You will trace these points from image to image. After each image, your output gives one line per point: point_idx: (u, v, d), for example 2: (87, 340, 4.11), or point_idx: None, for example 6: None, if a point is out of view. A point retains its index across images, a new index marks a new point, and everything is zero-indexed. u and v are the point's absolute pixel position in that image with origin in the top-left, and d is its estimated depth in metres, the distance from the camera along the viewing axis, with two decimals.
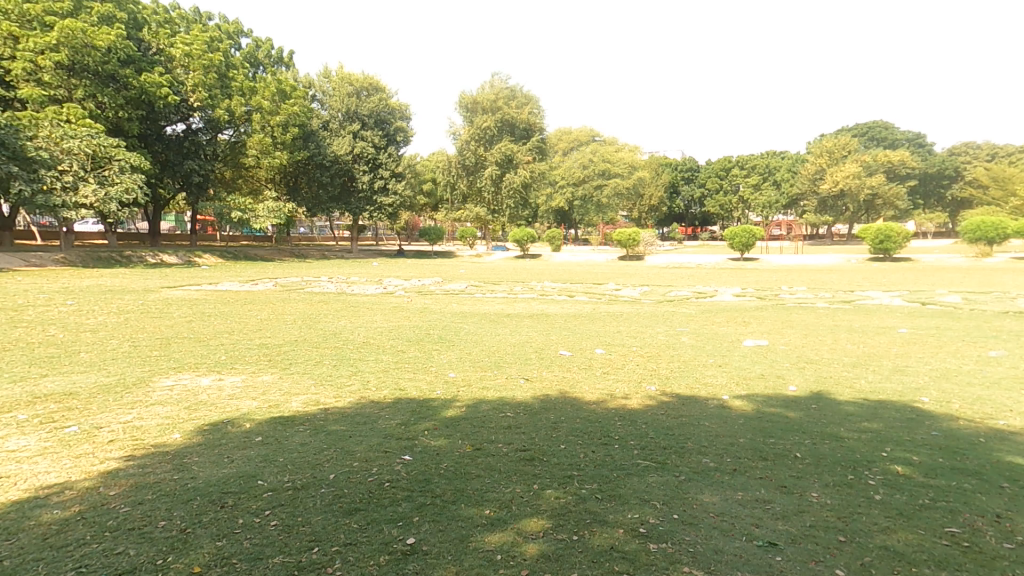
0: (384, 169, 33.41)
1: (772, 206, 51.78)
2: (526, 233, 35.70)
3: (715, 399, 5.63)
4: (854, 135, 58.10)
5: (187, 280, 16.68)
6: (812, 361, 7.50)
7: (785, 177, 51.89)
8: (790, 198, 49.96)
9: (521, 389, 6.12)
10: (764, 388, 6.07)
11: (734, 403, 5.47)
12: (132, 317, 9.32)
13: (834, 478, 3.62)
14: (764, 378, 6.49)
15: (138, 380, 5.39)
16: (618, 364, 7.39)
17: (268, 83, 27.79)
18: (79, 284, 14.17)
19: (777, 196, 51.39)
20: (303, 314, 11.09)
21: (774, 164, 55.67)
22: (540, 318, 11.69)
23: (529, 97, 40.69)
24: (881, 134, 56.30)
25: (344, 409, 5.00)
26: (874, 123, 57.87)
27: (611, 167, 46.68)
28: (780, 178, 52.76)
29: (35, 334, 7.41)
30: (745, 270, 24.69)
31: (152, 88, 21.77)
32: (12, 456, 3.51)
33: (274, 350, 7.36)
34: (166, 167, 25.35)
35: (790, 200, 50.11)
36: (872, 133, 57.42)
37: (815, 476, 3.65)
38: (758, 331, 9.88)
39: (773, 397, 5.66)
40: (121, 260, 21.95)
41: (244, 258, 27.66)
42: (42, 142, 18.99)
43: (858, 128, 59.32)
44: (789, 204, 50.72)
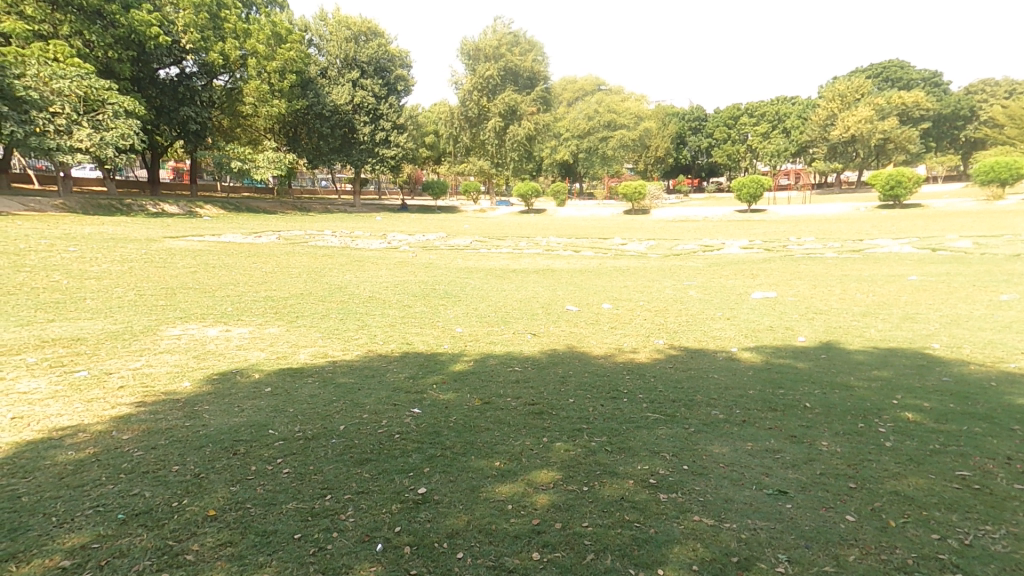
0: (385, 120, 32.53)
1: (781, 155, 50.47)
2: (530, 187, 35.15)
3: (723, 352, 5.63)
4: (869, 76, 55.90)
5: (190, 231, 16.58)
6: (821, 311, 7.44)
7: (795, 124, 50.39)
8: (800, 146, 48.59)
9: (528, 344, 6.12)
10: (772, 340, 6.04)
11: (742, 356, 5.45)
12: (136, 266, 9.28)
13: (844, 427, 3.61)
14: (773, 331, 6.46)
15: (145, 329, 5.39)
16: (626, 319, 7.36)
17: (263, 26, 26.72)
18: (83, 232, 14.07)
19: (786, 144, 50.04)
20: (308, 268, 11.03)
21: (784, 111, 53.85)
22: (546, 273, 11.59)
23: (533, 43, 39.06)
24: (896, 74, 54.06)
25: (352, 361, 5.03)
26: (890, 63, 55.53)
27: (617, 118, 45.22)
28: (790, 126, 51.25)
29: (40, 279, 7.39)
30: (753, 223, 24.38)
31: (141, 26, 21.18)
32: (24, 397, 3.52)
33: (280, 303, 7.35)
34: (162, 113, 24.72)
35: (799, 148, 48.83)
36: (886, 74, 55.24)
37: (826, 426, 3.64)
38: (765, 284, 9.79)
39: (782, 349, 5.64)
40: (122, 209, 21.77)
41: (246, 210, 27.39)
42: (31, 81, 18.12)
43: (873, 68, 56.93)
44: (799, 152, 49.36)
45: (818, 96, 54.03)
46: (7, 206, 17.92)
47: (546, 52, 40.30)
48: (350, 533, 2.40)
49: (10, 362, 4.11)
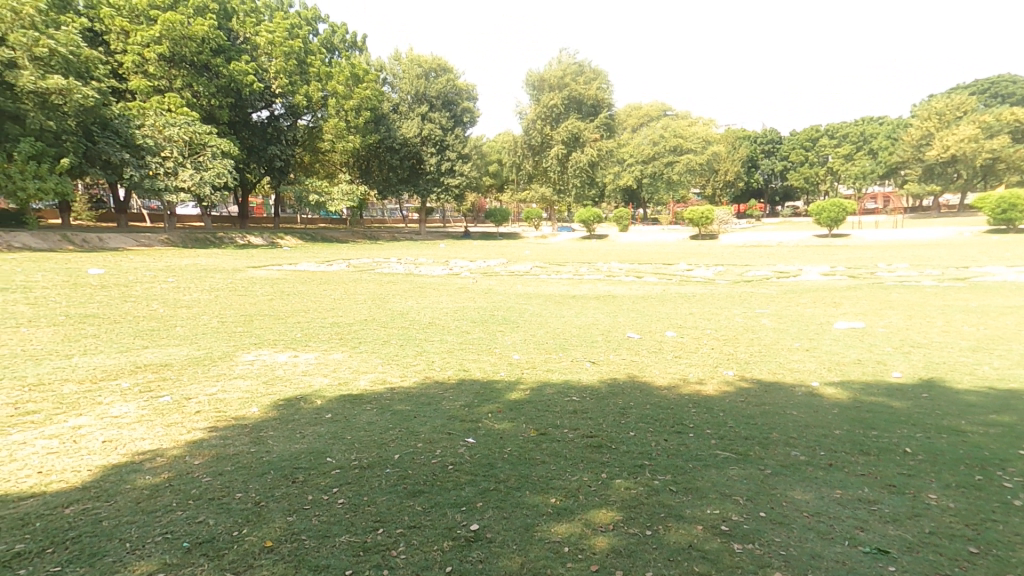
0: (451, 150, 33.68)
1: (867, 176, 47.36)
2: (592, 213, 34.97)
3: (802, 386, 5.17)
4: (972, 93, 52.00)
5: (270, 260, 17.78)
6: (919, 345, 6.73)
7: (883, 145, 47.44)
8: (889, 168, 45.45)
9: (587, 373, 5.91)
10: (861, 374, 5.48)
11: (825, 392, 4.97)
12: (221, 294, 10.00)
13: (956, 479, 3.16)
14: (861, 364, 5.89)
15: (223, 355, 5.71)
16: (691, 348, 6.98)
17: (343, 68, 28.75)
18: (180, 262, 15.46)
19: (873, 166, 47.08)
20: (373, 295, 11.42)
21: (870, 131, 50.99)
22: (606, 299, 11.34)
23: (598, 72, 39.16)
24: (1008, 89, 50.22)
25: (409, 389, 5.04)
26: (1000, 77, 51.92)
27: (684, 142, 44.36)
28: (878, 146, 48.27)
29: (140, 308, 8.10)
30: (833, 248, 22.82)
31: (240, 75, 23.40)
32: (115, 420, 3.76)
33: (345, 329, 7.61)
34: (252, 152, 26.85)
35: (889, 170, 45.75)
36: (994, 90, 51.33)
37: (933, 476, 3.20)
38: (849, 313, 9.03)
39: (873, 386, 5.10)
40: (215, 241, 23.75)
41: (321, 239, 29.13)
42: (149, 130, 20.92)
43: (978, 85, 53.12)
44: (887, 175, 46.14)
45: (909, 116, 50.71)
46: (122, 240, 20.09)
47: (611, 80, 40.27)
48: (401, 572, 2.33)
49: (108, 386, 4.43)
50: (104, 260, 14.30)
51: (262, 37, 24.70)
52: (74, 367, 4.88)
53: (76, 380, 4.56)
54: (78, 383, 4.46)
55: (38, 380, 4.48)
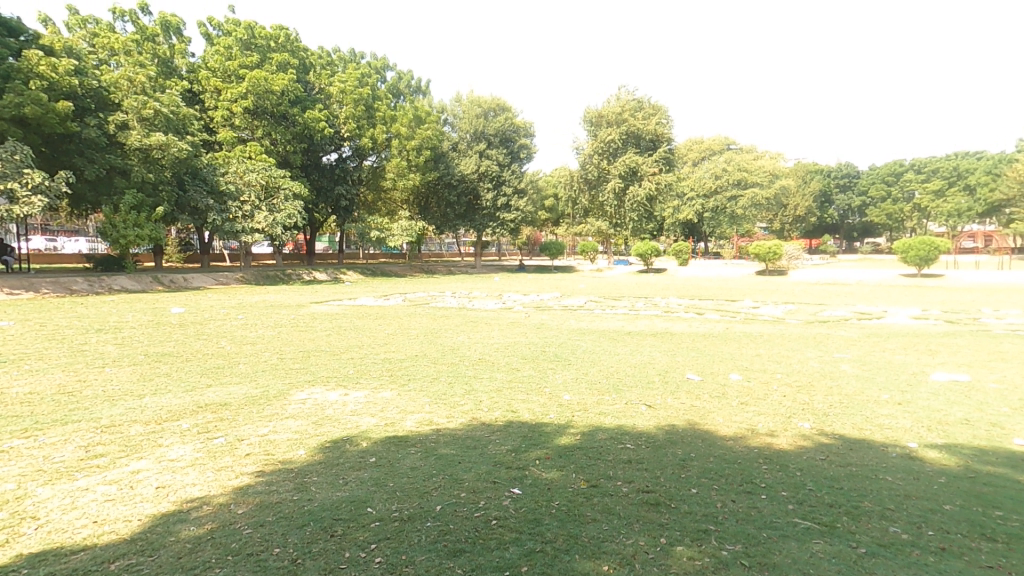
0: (508, 185, 34.24)
1: (962, 214, 43.53)
2: (650, 247, 34.25)
3: (897, 447, 4.62)
4: None
5: (333, 295, 18.49)
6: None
7: (981, 181, 43.94)
8: (990, 205, 41.72)
9: (643, 417, 5.54)
10: (972, 438, 4.82)
11: (927, 456, 4.43)
12: (283, 330, 10.37)
13: None
14: (969, 425, 5.20)
15: (278, 393, 5.81)
16: (759, 394, 6.45)
17: (407, 112, 30.25)
18: (250, 299, 16.37)
19: (968, 202, 43.63)
20: (426, 330, 11.52)
21: (966, 166, 48.02)
22: (664, 337, 10.85)
23: (658, 107, 38.91)
24: None
25: (455, 431, 4.89)
26: None
27: (748, 176, 43.36)
28: (975, 182, 44.75)
29: (209, 345, 8.50)
30: (923, 288, 21.03)
31: (313, 122, 25.06)
32: (171, 464, 3.83)
33: (396, 366, 7.63)
34: (321, 193, 28.48)
35: (988, 208, 42.23)
36: None
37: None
38: (948, 363, 8.15)
39: (987, 453, 4.48)
40: (284, 277, 25.08)
41: (381, 274, 30.21)
42: (231, 176, 22.73)
43: None
44: (987, 212, 42.40)
45: (1013, 152, 46.75)
46: (203, 279, 21.62)
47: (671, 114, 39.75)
48: None
49: (169, 428, 4.55)
50: (186, 299, 15.41)
51: (335, 87, 26.73)
52: (143, 408, 5.08)
53: (143, 421, 4.72)
54: (145, 425, 4.62)
55: (109, 422, 4.67)
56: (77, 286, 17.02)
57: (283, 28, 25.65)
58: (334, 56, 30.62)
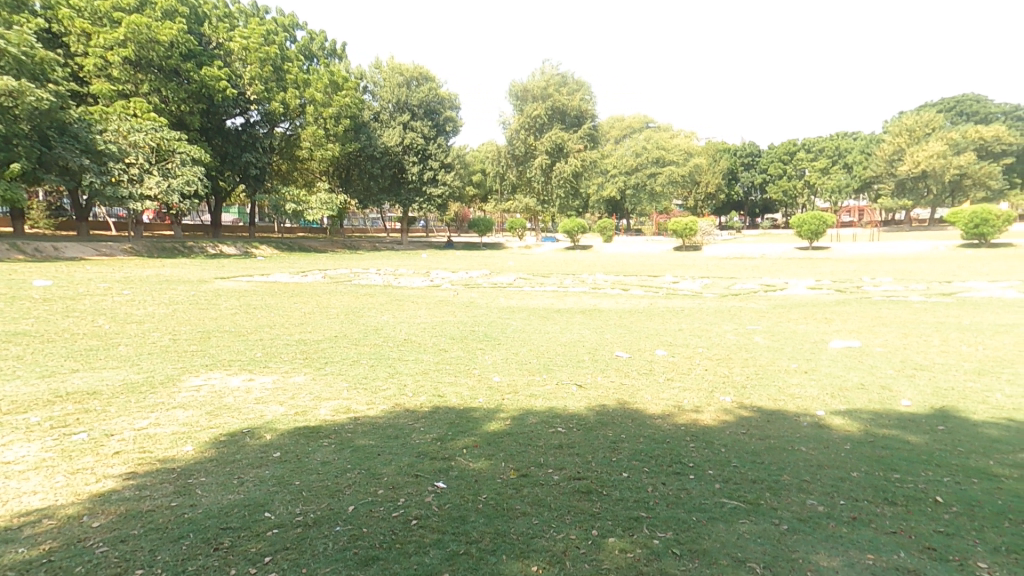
0: (434, 159, 33.19)
1: (843, 191, 48.13)
2: (576, 224, 34.74)
3: (808, 417, 4.81)
4: (943, 111, 59.48)
5: (241, 271, 17.05)
6: (921, 367, 6.41)
7: (858, 160, 48.70)
8: (864, 182, 46.79)
9: (573, 398, 5.43)
10: (868, 403, 5.13)
11: (833, 423, 4.63)
12: (179, 308, 9.31)
13: (1005, 541, 2.83)
14: (866, 390, 5.54)
15: (165, 379, 5.09)
16: (683, 369, 6.58)
17: (321, 76, 28.26)
18: (142, 274, 14.66)
19: (848, 180, 48.32)
20: (347, 308, 10.85)
21: (845, 146, 52.07)
22: (592, 313, 10.93)
23: (581, 83, 39.19)
24: (971, 108, 57.94)
25: (376, 419, 4.50)
26: (964, 97, 59.54)
27: (666, 154, 44.89)
28: (853, 161, 49.51)
29: (82, 324, 7.40)
30: (817, 260, 22.95)
31: (211, 81, 22.77)
32: (7, 469, 3.15)
33: (313, 348, 7.03)
34: (226, 160, 26.10)
35: (864, 184, 47.00)
36: (960, 108, 58.84)
37: (979, 537, 2.86)
38: (842, 330, 8.78)
39: (883, 418, 4.76)
40: (185, 250, 22.87)
41: (298, 249, 28.42)
42: (111, 136, 20.17)
43: (945, 103, 60.68)
44: (862, 188, 47.46)
45: (881, 132, 52.25)
46: (81, 250, 19.18)
47: (593, 91, 40.20)
48: None
49: (11, 423, 3.79)
50: (59, 273, 13.49)
51: (236, 43, 24.32)
52: None
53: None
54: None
55: None
56: None
57: None
58: (232, 8, 27.79)
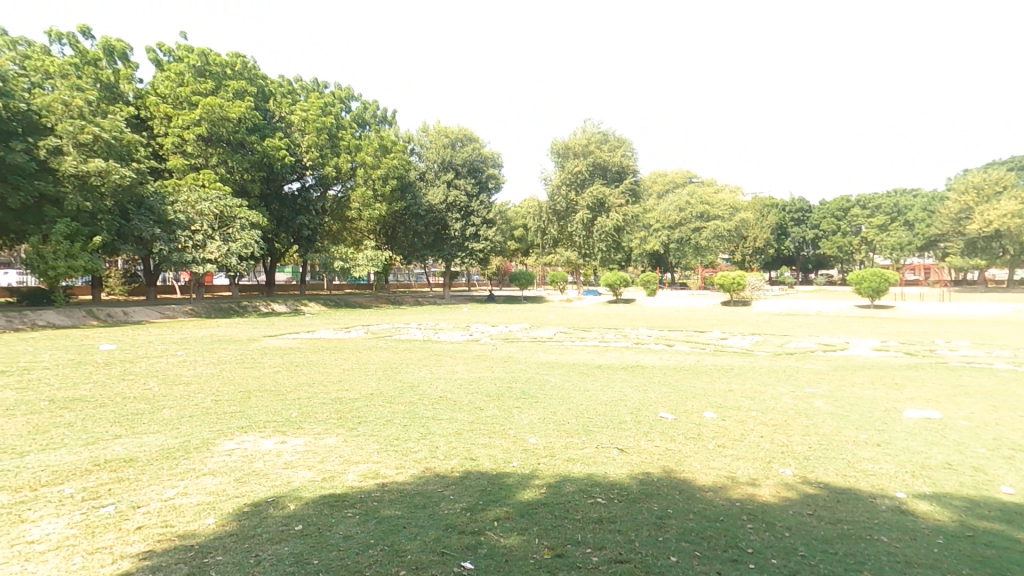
0: (476, 216, 34.09)
1: (905, 248, 46.08)
2: (618, 277, 34.37)
3: (886, 499, 4.25)
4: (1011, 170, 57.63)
5: (289, 328, 17.56)
6: (1017, 447, 5.67)
7: (921, 218, 46.91)
8: (929, 240, 44.99)
9: (614, 464, 5.06)
10: (959, 487, 4.50)
11: (918, 509, 4.06)
12: (226, 368, 9.55)
13: None
14: (953, 470, 4.90)
15: (200, 443, 5.09)
16: (736, 435, 6.06)
17: (372, 140, 30.01)
18: (197, 334, 15.31)
19: (910, 237, 46.62)
20: (386, 364, 10.86)
21: (904, 202, 50.55)
22: (635, 370, 10.47)
23: (622, 140, 39.87)
24: None
25: (404, 486, 4.29)
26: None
27: (710, 209, 44.62)
28: (915, 219, 47.81)
29: (134, 388, 7.65)
30: (880, 320, 21.62)
31: (272, 151, 24.57)
32: (29, 549, 3.10)
33: (347, 407, 6.94)
34: (282, 222, 27.68)
35: (928, 243, 45.48)
36: None
37: None
38: (916, 397, 7.99)
39: (978, 505, 4.16)
40: (239, 309, 23.96)
41: (344, 305, 29.30)
42: (181, 206, 21.68)
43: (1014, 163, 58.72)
44: (926, 246, 45.54)
45: (944, 190, 50.81)
46: (147, 313, 20.41)
47: (635, 147, 40.76)
48: None
49: (46, 495, 3.81)
50: (123, 336, 14.31)
51: (296, 115, 26.39)
52: (22, 470, 4.29)
53: (13, 489, 3.94)
54: (13, 493, 3.85)
55: None
56: None
57: (240, 56, 25.39)
58: (295, 85, 30.35)
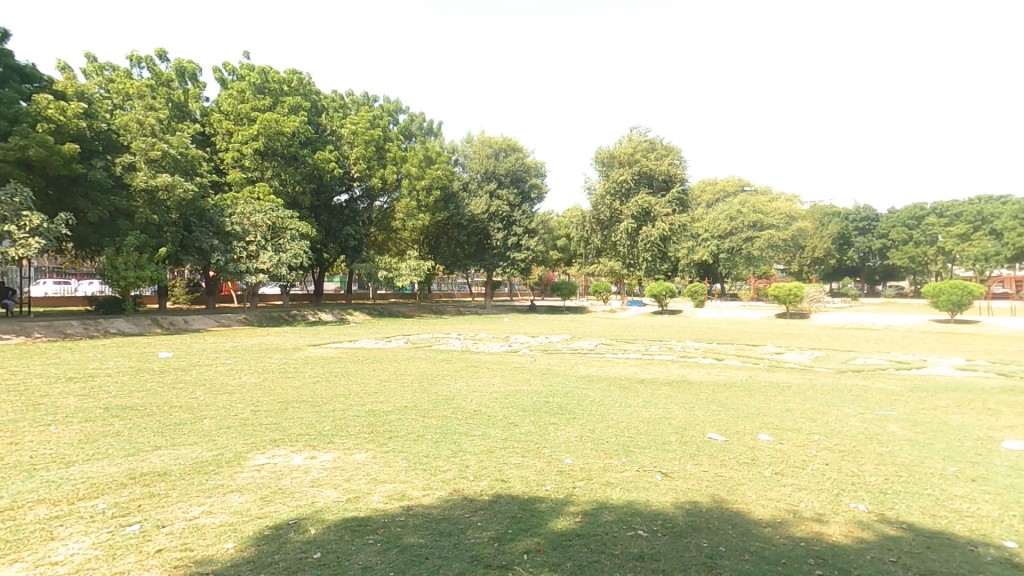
0: (518, 225, 33.91)
1: (990, 258, 42.65)
2: (665, 287, 33.32)
3: (991, 548, 3.67)
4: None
5: (334, 338, 17.87)
6: None
7: (1007, 226, 43.42)
8: (1019, 250, 41.52)
9: (658, 490, 4.65)
10: None
11: None
12: (269, 378, 9.68)
13: None
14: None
15: (233, 457, 5.03)
16: (796, 461, 5.52)
17: (417, 152, 30.51)
18: (247, 342, 15.77)
19: (996, 247, 43.13)
20: (422, 375, 10.76)
21: (990, 210, 47.03)
22: (682, 385, 9.90)
23: (670, 148, 38.87)
24: None
25: (430, 509, 4.06)
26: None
27: (764, 218, 42.84)
28: (1001, 227, 44.29)
29: (182, 396, 7.82)
30: (960, 336, 19.89)
31: (323, 164, 25.35)
32: (50, 571, 3.03)
33: (380, 420, 6.81)
34: (330, 233, 28.45)
35: (1018, 253, 41.92)
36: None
37: None
38: (1015, 427, 7.08)
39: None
40: (289, 318, 24.65)
41: (388, 315, 29.74)
42: (238, 218, 22.72)
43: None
44: (1016, 257, 42.21)
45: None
46: (205, 321, 21.30)
47: (684, 155, 39.65)
48: None
49: (79, 510, 3.79)
50: (179, 344, 14.93)
51: (346, 129, 27.18)
52: (63, 482, 4.34)
53: (52, 501, 3.96)
54: (50, 507, 3.86)
55: (10, 504, 3.91)
56: (71, 330, 16.54)
57: (296, 73, 26.45)
58: (346, 100, 31.35)
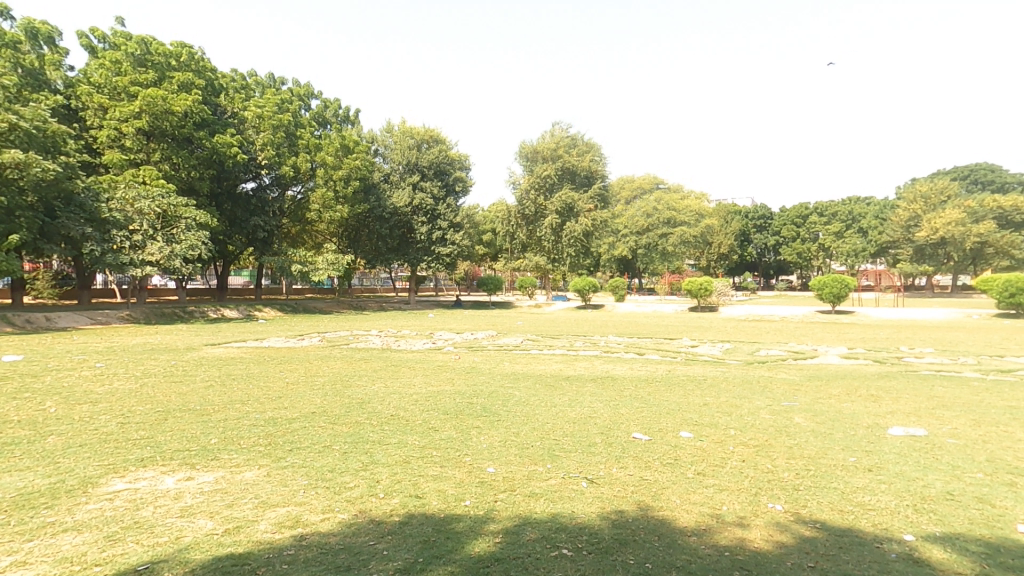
0: (443, 219, 33.12)
1: (859, 254, 48.56)
2: (588, 282, 33.91)
3: (895, 543, 3.73)
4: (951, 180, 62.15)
5: (237, 336, 16.25)
6: (1015, 470, 5.25)
7: (873, 225, 49.30)
8: (881, 246, 47.36)
9: (583, 500, 4.37)
10: (970, 525, 3.99)
11: (934, 556, 3.54)
12: (150, 383, 8.45)
13: None
14: (960, 503, 4.41)
15: (78, 485, 4.15)
16: (717, 459, 5.51)
17: (332, 140, 28.82)
18: (130, 343, 13.91)
19: (865, 244, 48.77)
20: (336, 377, 9.92)
21: (859, 211, 53.14)
22: (605, 382, 9.86)
23: (591, 145, 39.82)
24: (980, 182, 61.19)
25: (327, 538, 3.50)
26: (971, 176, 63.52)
27: (676, 215, 45.16)
28: (868, 226, 50.18)
29: (27, 409, 6.54)
30: (843, 326, 21.91)
31: (223, 147, 23.15)
32: None
33: (280, 430, 6.06)
34: (235, 223, 26.15)
35: (881, 249, 47.67)
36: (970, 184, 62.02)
37: None
38: (898, 412, 7.64)
39: (1000, 551, 3.60)
40: (184, 315, 22.40)
41: (303, 310, 27.96)
42: (117, 204, 20.28)
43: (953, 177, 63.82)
44: (879, 253, 48.14)
45: (895, 200, 53.84)
46: (76, 319, 18.74)
47: (604, 153, 40.75)
48: None
49: None
50: (39, 345, 12.82)
51: (250, 112, 25.13)
52: None
53: None
54: None
55: None
56: None
57: (186, 46, 23.98)
58: (249, 80, 28.96)
